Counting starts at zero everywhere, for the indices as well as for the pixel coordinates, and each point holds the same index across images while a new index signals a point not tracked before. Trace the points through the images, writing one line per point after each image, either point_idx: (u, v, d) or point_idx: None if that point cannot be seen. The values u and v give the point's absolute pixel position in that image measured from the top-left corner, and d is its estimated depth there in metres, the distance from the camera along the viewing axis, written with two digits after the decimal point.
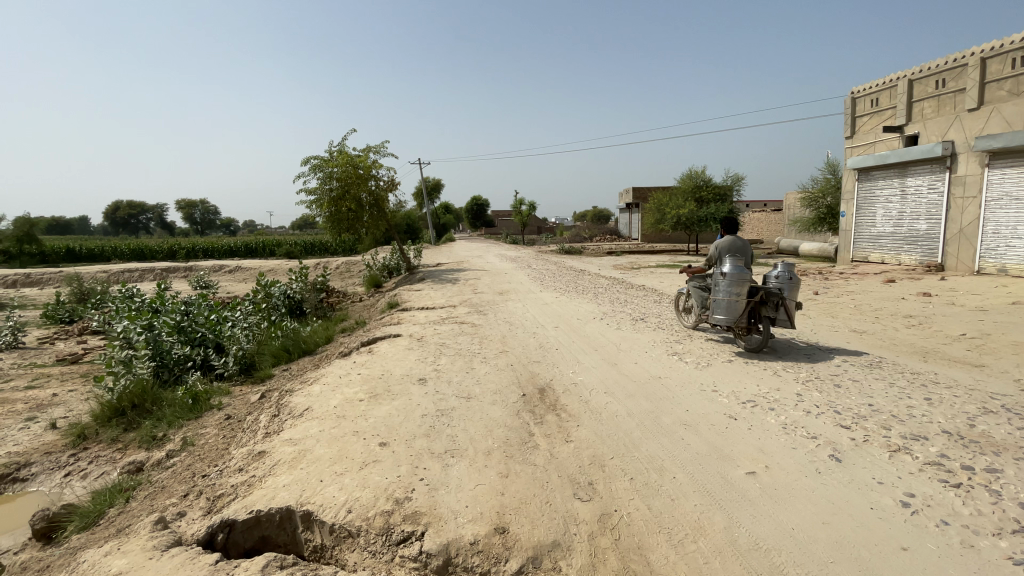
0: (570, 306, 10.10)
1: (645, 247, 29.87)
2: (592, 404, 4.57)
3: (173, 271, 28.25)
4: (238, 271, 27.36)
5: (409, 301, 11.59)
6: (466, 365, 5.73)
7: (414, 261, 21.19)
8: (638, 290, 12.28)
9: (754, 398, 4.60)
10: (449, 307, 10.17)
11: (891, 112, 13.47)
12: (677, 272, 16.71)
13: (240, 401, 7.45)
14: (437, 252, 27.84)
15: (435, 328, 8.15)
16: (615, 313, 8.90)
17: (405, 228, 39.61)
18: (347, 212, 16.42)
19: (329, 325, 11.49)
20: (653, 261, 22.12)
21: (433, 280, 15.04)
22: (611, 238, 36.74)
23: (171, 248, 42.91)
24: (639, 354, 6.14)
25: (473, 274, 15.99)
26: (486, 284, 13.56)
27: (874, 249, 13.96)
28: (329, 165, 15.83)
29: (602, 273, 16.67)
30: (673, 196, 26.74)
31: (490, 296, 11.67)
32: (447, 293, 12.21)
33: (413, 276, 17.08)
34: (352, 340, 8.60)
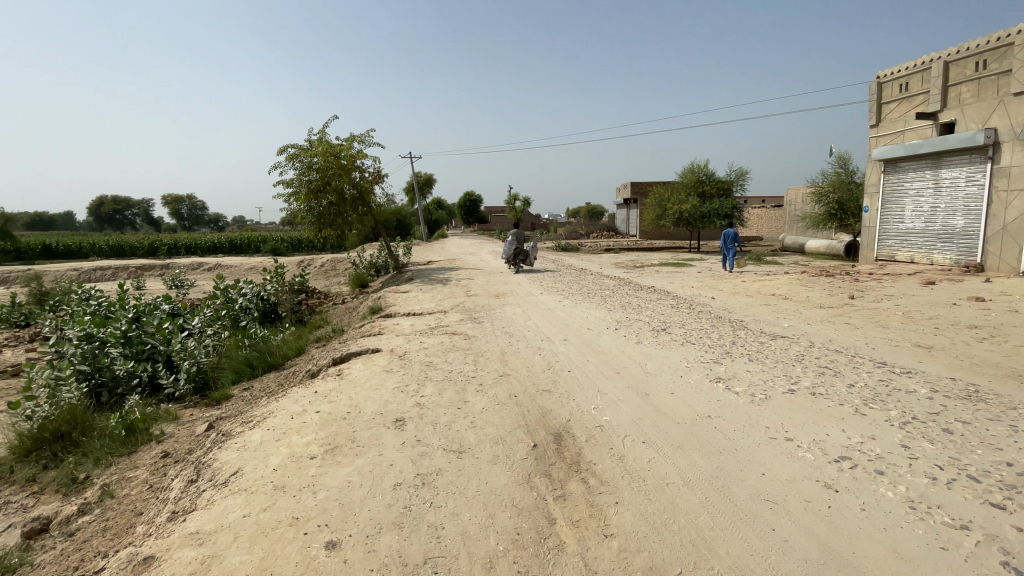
0: (577, 312, 8.85)
1: (645, 244, 28.74)
2: (629, 460, 3.35)
3: (149, 269, 26.69)
4: (218, 270, 25.85)
5: (395, 305, 10.31)
6: (457, 397, 4.48)
7: (404, 259, 19.87)
8: (649, 292, 11.05)
9: (848, 454, 3.40)
10: (438, 313, 8.91)
11: (923, 97, 12.33)
12: (686, 272, 15.54)
13: (185, 433, 6.14)
14: (429, 249, 26.46)
15: (421, 340, 6.89)
16: (631, 321, 7.68)
17: (395, 224, 38.12)
18: (329, 207, 15.09)
19: (303, 334, 10.14)
20: (657, 259, 20.95)
21: (422, 280, 13.76)
22: (609, 234, 35.52)
23: (153, 244, 41.15)
24: (674, 379, 4.91)
25: (466, 274, 14.70)
26: (481, 285, 12.28)
27: (901, 247, 12.85)
28: (309, 155, 14.52)
29: (605, 273, 15.46)
30: (675, 191, 25.57)
31: (485, 300, 10.41)
32: (437, 296, 10.94)
33: (401, 276, 15.77)
34: (323, 355, 7.29)
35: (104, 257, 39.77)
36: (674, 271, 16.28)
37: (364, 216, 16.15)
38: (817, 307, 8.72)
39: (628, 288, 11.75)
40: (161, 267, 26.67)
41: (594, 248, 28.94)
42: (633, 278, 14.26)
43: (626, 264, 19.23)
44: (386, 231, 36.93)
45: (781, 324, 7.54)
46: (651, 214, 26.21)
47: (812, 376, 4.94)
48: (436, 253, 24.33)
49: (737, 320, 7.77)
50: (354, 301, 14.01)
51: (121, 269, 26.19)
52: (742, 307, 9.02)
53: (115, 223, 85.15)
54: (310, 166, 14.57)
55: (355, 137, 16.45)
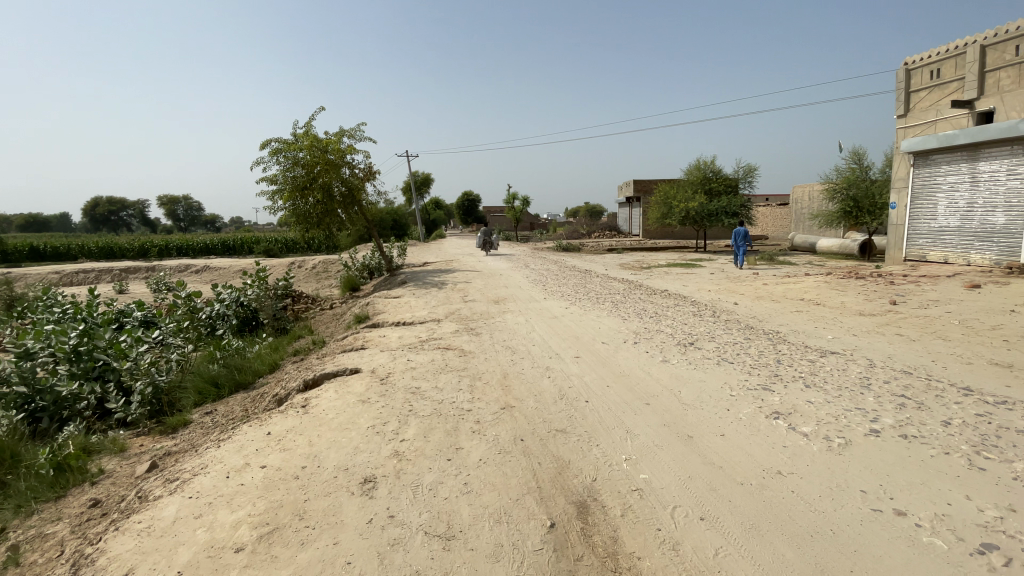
0: (587, 320, 7.84)
1: (649, 244, 27.79)
2: (688, 552, 2.39)
3: (135, 271, 25.65)
4: (206, 272, 24.83)
5: (383, 311, 9.32)
6: (446, 442, 3.49)
7: (398, 260, 18.89)
8: (664, 297, 10.07)
9: (990, 540, 2.45)
10: (430, 322, 7.93)
11: (957, 84, 11.38)
12: (698, 274, 14.56)
13: (124, 473, 5.13)
14: (425, 250, 25.46)
15: (408, 357, 5.89)
16: (651, 332, 6.70)
17: (391, 224, 37.11)
18: (316, 207, 14.06)
19: (281, 344, 9.13)
20: (663, 259, 19.98)
21: (415, 284, 12.77)
22: (610, 233, 34.54)
23: (143, 246, 40.08)
24: (719, 414, 3.94)
25: (463, 277, 13.70)
26: (479, 289, 11.30)
27: (933, 246, 11.89)
28: (295, 150, 13.46)
29: (612, 275, 14.48)
30: (681, 188, 24.59)
31: (484, 306, 9.41)
32: (430, 302, 9.95)
33: (393, 278, 14.78)
34: (296, 374, 6.30)
35: (94, 259, 38.74)
36: (684, 272, 15.30)
37: (353, 216, 15.15)
38: (858, 315, 7.74)
39: (640, 292, 10.78)
40: (146, 270, 25.62)
41: (596, 249, 27.97)
42: (642, 280, 13.27)
43: (632, 264, 18.26)
44: (382, 232, 35.92)
45: (823, 335, 6.57)
46: (656, 212, 25.16)
47: (891, 410, 3.96)
48: (432, 253, 23.30)
49: (772, 331, 6.79)
50: (343, 306, 13.01)
51: (105, 272, 25.15)
52: (772, 315, 8.03)
53: (109, 224, 84.00)
54: (296, 162, 13.52)
55: (344, 132, 15.45)
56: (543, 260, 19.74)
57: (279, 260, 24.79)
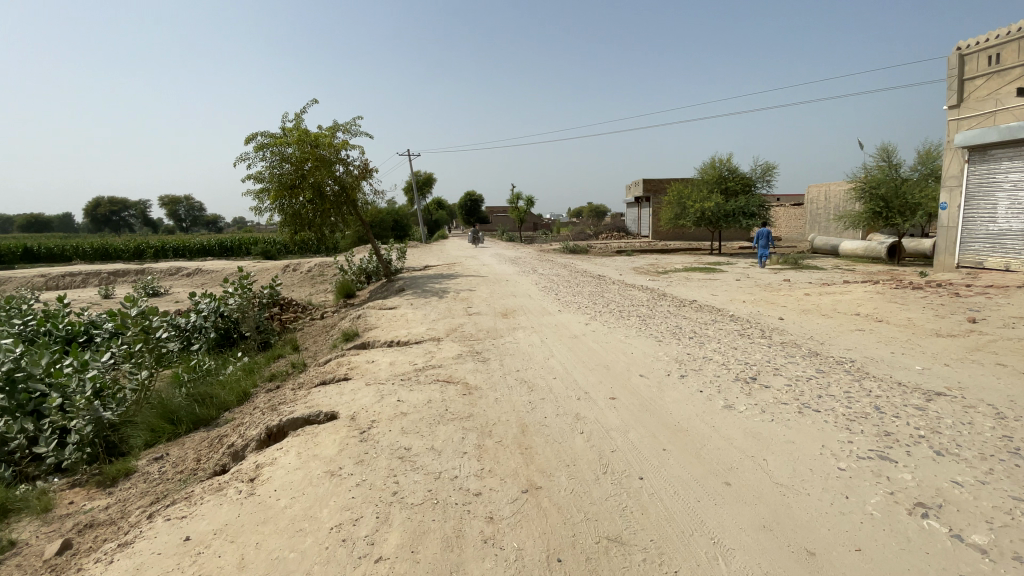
0: (612, 337, 6.64)
1: (661, 246, 26.59)
2: None
3: (123, 274, 24.52)
4: (197, 276, 23.68)
5: (376, 326, 8.13)
6: (446, 566, 2.31)
7: (397, 263, 17.76)
8: (695, 307, 8.84)
9: None
10: (429, 343, 6.73)
11: (1021, 70, 10.19)
12: (723, 280, 13.33)
13: (29, 552, 3.95)
14: (426, 252, 24.28)
15: (398, 395, 4.69)
16: (696, 359, 5.50)
17: (391, 225, 35.95)
18: (308, 208, 12.88)
19: (260, 363, 7.96)
20: (680, 263, 18.75)
21: (414, 292, 11.59)
22: (618, 235, 33.25)
23: (139, 247, 39.05)
24: (836, 508, 2.79)
25: (466, 283, 12.51)
26: (484, 299, 10.09)
27: (991, 251, 10.66)
28: (283, 145, 12.27)
29: (629, 281, 13.28)
30: (695, 187, 23.34)
31: (491, 320, 8.21)
32: (429, 315, 8.75)
33: (391, 284, 13.61)
34: (262, 413, 5.11)
35: (89, 261, 37.65)
36: (707, 278, 14.08)
37: (348, 219, 13.98)
38: (936, 336, 6.53)
39: (666, 301, 9.57)
40: (136, 272, 24.49)
41: (605, 251, 26.70)
42: (664, 287, 12.05)
43: (647, 269, 16.99)
44: (382, 232, 34.72)
45: (910, 366, 5.36)
46: (669, 213, 23.88)
47: None
48: (433, 256, 22.08)
49: (843, 358, 5.59)
50: (336, 316, 11.88)
51: (92, 274, 24.02)
52: (832, 334, 6.80)
53: (110, 224, 83.06)
54: (284, 158, 12.32)
55: (338, 126, 14.29)
56: (552, 263, 18.53)
57: (273, 263, 23.64)
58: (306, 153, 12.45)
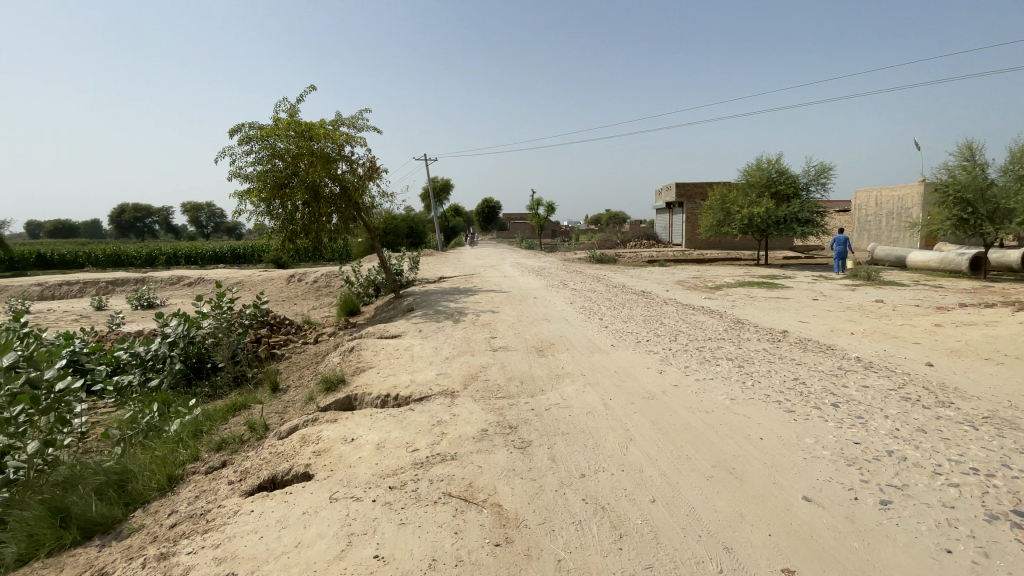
0: (707, 398, 4.50)
1: (698, 256, 24.26)
2: None
3: (122, 283, 23.09)
4: (197, 287, 22.12)
5: (370, 367, 6.08)
6: None
7: (409, 275, 15.84)
8: (795, 343, 6.61)
9: None
10: (438, 403, 4.65)
11: None
12: (797, 300, 11.04)
13: None
14: (441, 261, 22.37)
15: (378, 539, 2.61)
16: (874, 461, 3.34)
17: (406, 231, 34.26)
18: (302, 211, 10.77)
19: (216, 415, 5.99)
20: (729, 276, 16.42)
21: (425, 312, 9.57)
22: (648, 242, 30.98)
23: (151, 254, 38.04)
24: None
25: (487, 301, 10.50)
26: (510, 325, 8.01)
27: None
28: (270, 136, 10.21)
29: (683, 300, 11.06)
30: (740, 190, 20.98)
31: (522, 357, 6.12)
32: (441, 349, 6.69)
33: (400, 301, 11.62)
34: (158, 545, 3.08)
35: (101, 268, 36.71)
36: (775, 296, 11.80)
37: (351, 226, 11.83)
38: None
39: (750, 331, 7.33)
40: (134, 281, 23.01)
41: (636, 261, 24.46)
42: (731, 309, 9.80)
43: (694, 283, 14.75)
44: (396, 239, 33.05)
45: None
46: (711, 218, 21.53)
47: None
48: (448, 266, 20.14)
49: None
50: (334, 338, 10.02)
51: (89, 283, 22.68)
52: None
53: (134, 230, 83.57)
54: (272, 153, 10.24)
55: (343, 120, 12.33)
56: (581, 275, 16.42)
57: (279, 273, 21.98)
58: (297, 147, 10.40)
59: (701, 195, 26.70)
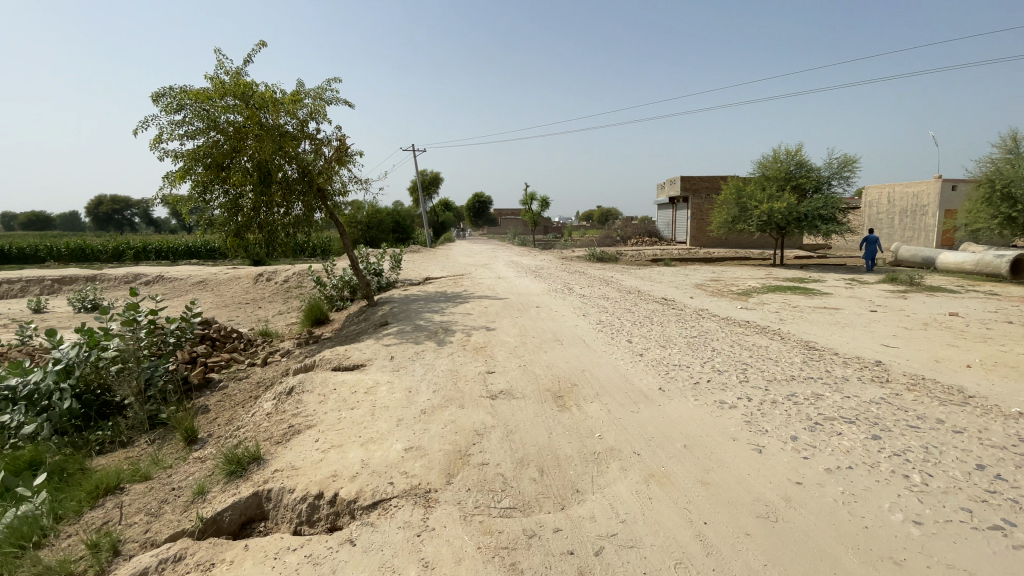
0: (873, 524, 2.60)
1: (707, 256, 22.45)
2: None
3: (70, 281, 20.66)
4: (154, 287, 19.81)
5: (307, 429, 4.04)
6: None
7: (389, 276, 13.78)
8: (915, 390, 4.70)
9: None
10: (399, 525, 2.65)
11: None
12: (851, 312, 9.20)
13: None
14: (428, 259, 20.29)
15: None
16: None
17: (391, 226, 32.02)
18: (250, 198, 8.62)
19: (71, 505, 3.94)
20: (752, 279, 14.62)
21: (401, 327, 7.52)
22: (649, 240, 29.20)
23: (118, 249, 35.50)
24: None
25: (479, 311, 8.49)
26: (511, 349, 6.00)
27: None
28: (207, 102, 8.04)
29: (717, 311, 9.15)
30: (756, 183, 19.13)
31: (535, 412, 4.11)
32: (416, 392, 4.68)
33: (373, 309, 9.58)
34: None
35: (63, 263, 33.90)
36: (820, 306, 9.98)
37: (315, 218, 9.73)
38: None
39: (837, 365, 5.41)
40: (84, 279, 20.60)
41: (639, 260, 22.57)
42: (782, 325, 7.89)
43: (716, 287, 12.90)
44: (380, 234, 30.84)
45: None
46: (724, 214, 19.68)
47: None
48: (435, 265, 18.08)
49: None
50: (286, 359, 7.90)
51: (33, 281, 20.20)
52: None
53: (111, 223, 79.94)
54: (210, 124, 8.05)
55: (306, 92, 10.16)
56: (586, 276, 14.45)
57: (246, 272, 19.79)
58: (244, 118, 8.25)
59: (708, 190, 24.89)
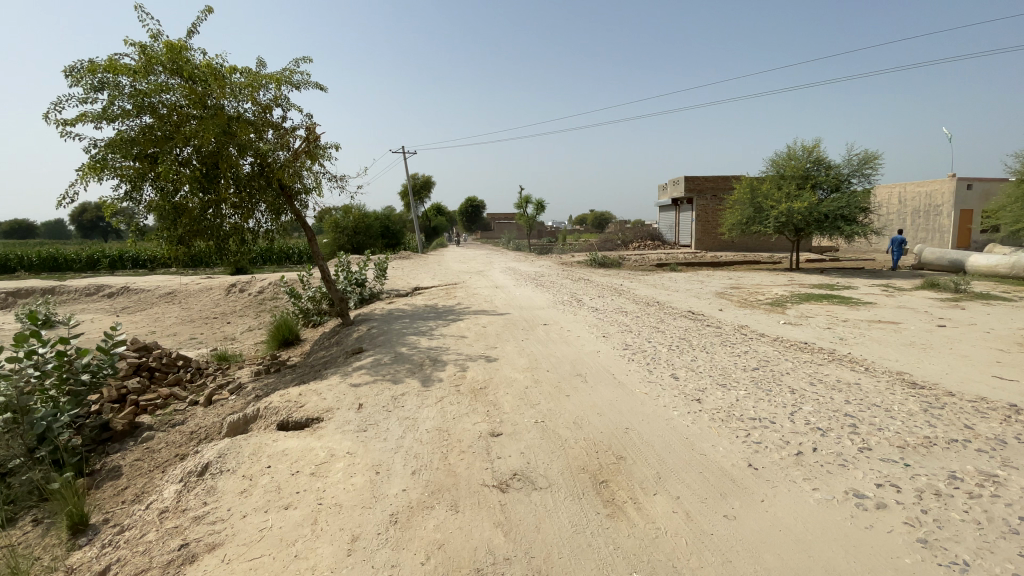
0: None
1: (716, 260, 21.14)
2: None
3: (26, 293, 18.87)
4: (117, 299, 18.05)
5: (204, 559, 2.52)
6: None
7: (373, 286, 12.26)
8: None
9: None
10: None
11: None
12: (916, 328, 7.79)
13: None
14: (418, 266, 18.81)
15: None
16: None
17: (380, 231, 30.45)
18: (193, 198, 7.07)
19: None
20: (775, 286, 13.26)
21: (378, 354, 5.98)
22: (651, 243, 27.88)
23: (93, 257, 33.67)
24: None
25: (475, 332, 6.95)
26: (520, 391, 4.47)
27: None
28: (135, 77, 6.52)
29: (759, 327, 7.70)
30: (772, 181, 17.78)
31: (571, 521, 2.60)
32: (387, 474, 3.16)
33: (349, 328, 8.03)
34: None
35: (33, 273, 31.92)
36: (872, 320, 8.56)
37: (278, 222, 8.21)
38: None
39: (970, 414, 3.95)
40: (41, 291, 18.81)
41: (643, 265, 21.13)
42: (848, 348, 6.45)
43: (740, 296, 11.49)
44: (368, 240, 29.23)
45: None
46: (737, 215, 18.33)
47: None
48: (425, 273, 16.49)
49: None
50: (233, 397, 6.33)
51: None
52: None
53: (94, 231, 77.73)
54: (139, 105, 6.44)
55: (271, 76, 8.73)
56: (594, 285, 13.01)
57: (221, 282, 18.18)
58: (183, 99, 6.77)
59: (714, 190, 23.55)
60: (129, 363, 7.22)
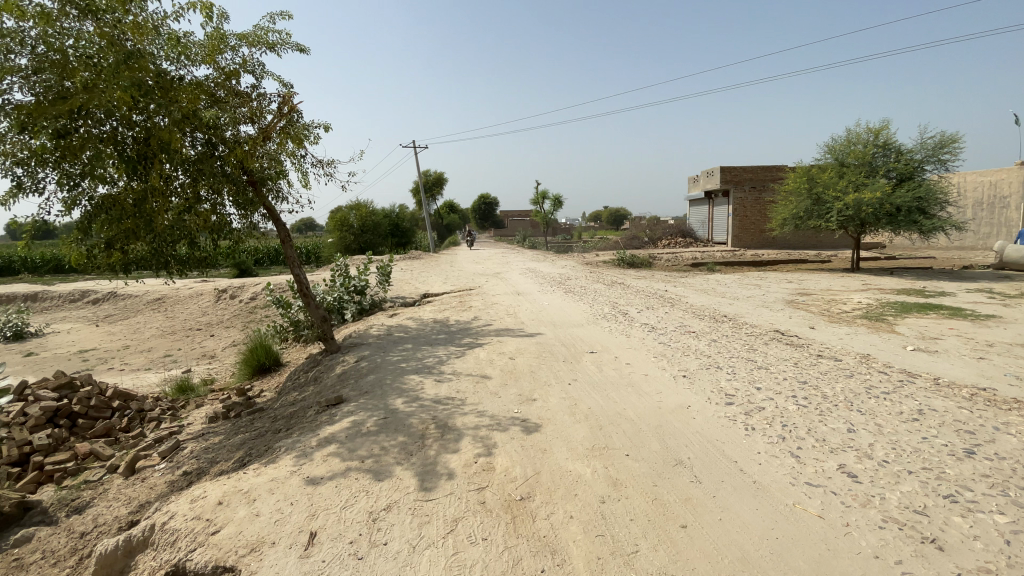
0: None
1: (761, 259, 18.92)
2: None
3: (6, 300, 17.38)
4: (101, 306, 16.45)
5: None
6: None
7: (375, 294, 10.43)
8: None
9: None
10: None
11: None
12: None
13: None
14: (429, 268, 16.95)
15: None
16: None
17: (389, 230, 28.70)
18: (124, 189, 5.27)
19: None
20: (852, 291, 11.13)
21: (361, 409, 4.06)
22: (682, 240, 25.70)
23: None
24: None
25: (500, 367, 5.01)
26: (593, 513, 2.51)
27: None
28: (24, 17, 4.64)
29: (886, 358, 5.62)
30: (831, 169, 15.51)
31: None
32: None
33: (334, 357, 6.14)
34: None
35: None
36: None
37: (245, 219, 6.40)
38: None
39: None
40: (22, 297, 17.30)
41: (678, 265, 18.97)
42: None
43: (818, 307, 9.38)
44: (377, 239, 27.49)
45: None
46: (791, 209, 16.15)
47: None
48: (436, 276, 14.60)
49: None
50: (163, 465, 4.46)
51: None
52: None
53: None
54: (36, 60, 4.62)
55: (235, 36, 6.91)
56: (634, 292, 11.00)
57: (213, 286, 16.52)
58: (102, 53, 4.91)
59: (754, 181, 21.28)
60: (43, 408, 5.41)
